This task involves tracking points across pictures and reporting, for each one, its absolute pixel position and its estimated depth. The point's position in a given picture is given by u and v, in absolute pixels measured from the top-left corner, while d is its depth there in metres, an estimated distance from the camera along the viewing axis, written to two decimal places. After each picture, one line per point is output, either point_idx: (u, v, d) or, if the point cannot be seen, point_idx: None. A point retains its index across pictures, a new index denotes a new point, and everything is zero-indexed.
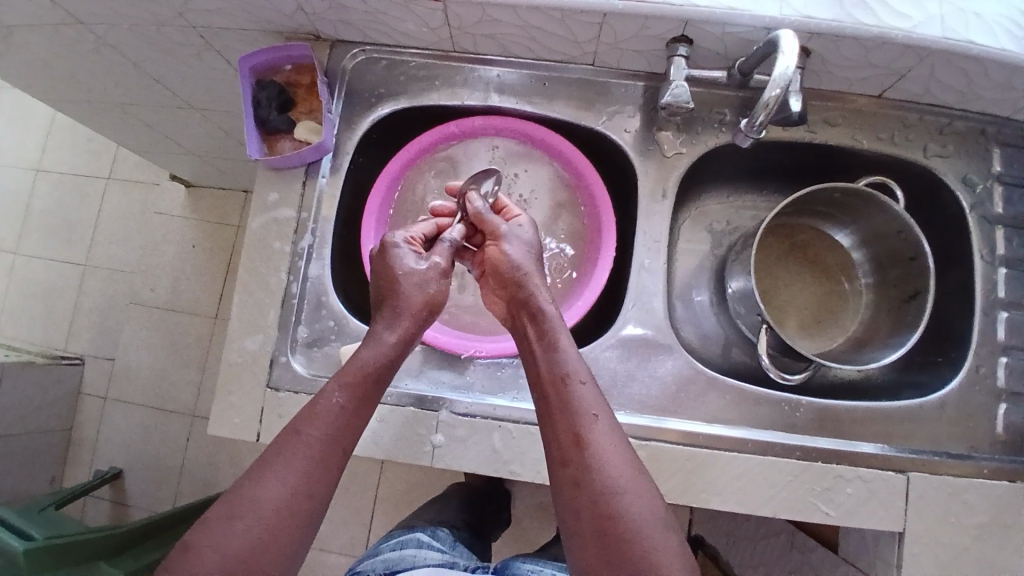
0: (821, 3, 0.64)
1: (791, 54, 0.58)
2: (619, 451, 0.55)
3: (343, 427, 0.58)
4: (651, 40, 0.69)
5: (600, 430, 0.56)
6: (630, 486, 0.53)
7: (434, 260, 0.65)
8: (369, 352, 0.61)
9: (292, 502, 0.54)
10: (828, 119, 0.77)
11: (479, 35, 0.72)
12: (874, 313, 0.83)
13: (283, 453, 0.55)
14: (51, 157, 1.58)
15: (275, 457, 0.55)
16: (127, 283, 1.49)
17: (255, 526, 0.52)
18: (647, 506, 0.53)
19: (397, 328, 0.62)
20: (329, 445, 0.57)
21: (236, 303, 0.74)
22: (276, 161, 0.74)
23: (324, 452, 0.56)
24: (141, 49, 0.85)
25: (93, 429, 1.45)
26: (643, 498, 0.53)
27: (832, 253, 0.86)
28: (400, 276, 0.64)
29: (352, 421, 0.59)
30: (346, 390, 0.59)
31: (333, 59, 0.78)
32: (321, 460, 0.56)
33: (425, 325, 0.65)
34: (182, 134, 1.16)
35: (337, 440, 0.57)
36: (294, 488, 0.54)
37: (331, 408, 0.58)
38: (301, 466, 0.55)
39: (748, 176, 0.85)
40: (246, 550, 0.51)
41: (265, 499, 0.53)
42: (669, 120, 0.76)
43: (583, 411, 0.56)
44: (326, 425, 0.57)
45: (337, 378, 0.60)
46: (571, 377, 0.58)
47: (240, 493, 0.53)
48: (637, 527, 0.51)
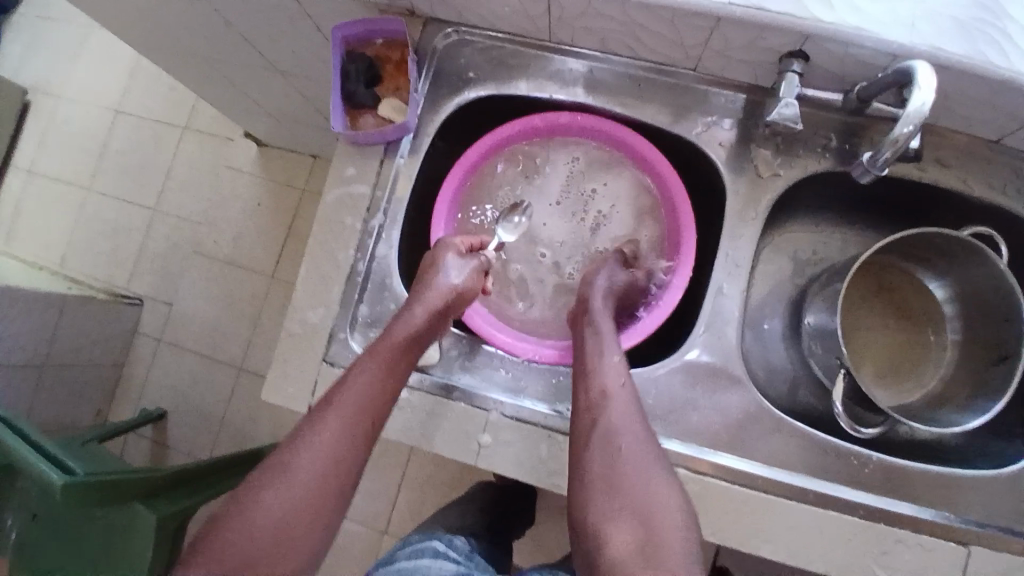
0: (951, 34, 0.59)
1: (930, 91, 0.53)
2: (628, 417, 0.59)
3: (374, 399, 0.59)
4: (763, 52, 0.64)
5: (620, 400, 0.60)
6: (636, 451, 0.57)
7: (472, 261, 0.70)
8: (398, 327, 0.63)
9: (326, 472, 0.55)
10: (942, 158, 0.71)
11: (580, 27, 0.69)
12: (956, 372, 0.76)
13: (316, 423, 0.57)
14: (134, 102, 1.63)
15: (309, 429, 0.57)
16: (191, 233, 1.53)
17: (286, 493, 0.54)
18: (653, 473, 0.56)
19: (425, 306, 0.65)
20: (359, 412, 0.58)
21: (302, 273, 0.73)
22: (357, 136, 0.73)
23: (354, 420, 0.58)
24: (238, 7, 0.85)
25: (144, 369, 1.50)
26: (648, 466, 0.56)
27: (921, 301, 0.81)
28: (437, 265, 0.68)
29: (384, 392, 0.60)
30: (376, 361, 0.61)
31: (426, 37, 0.76)
32: (353, 430, 0.57)
33: (450, 312, 0.67)
34: (261, 94, 1.17)
35: (366, 407, 0.59)
36: (327, 457, 0.55)
37: (361, 377, 0.60)
38: (334, 434, 0.56)
39: (842, 208, 0.80)
40: (280, 518, 0.53)
41: (301, 469, 0.54)
42: (768, 138, 0.71)
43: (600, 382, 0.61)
44: (356, 394, 0.59)
45: (369, 353, 0.62)
46: (604, 354, 0.63)
47: (278, 463, 0.55)
48: (638, 487, 0.55)
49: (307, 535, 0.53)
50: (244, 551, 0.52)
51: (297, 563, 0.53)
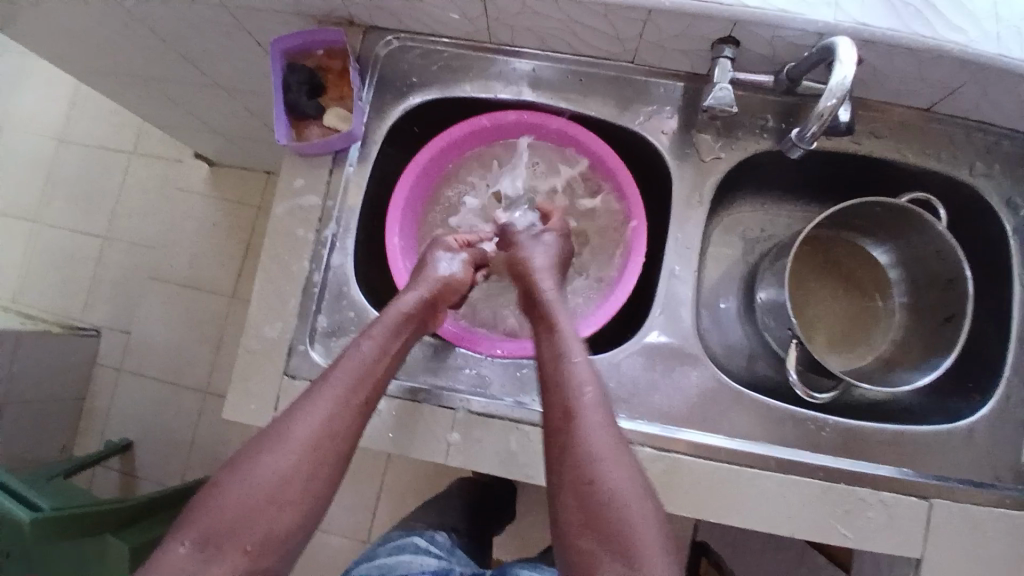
0: (877, 9, 0.62)
1: (849, 64, 0.55)
2: (605, 426, 0.56)
3: (365, 375, 0.60)
4: (695, 40, 0.66)
5: (590, 401, 0.57)
6: (612, 464, 0.54)
7: (461, 254, 0.72)
8: (388, 310, 0.64)
9: (319, 442, 0.55)
10: (874, 131, 0.74)
11: (517, 26, 0.70)
12: (907, 334, 0.80)
13: (311, 396, 0.57)
14: (76, 128, 1.58)
15: (303, 400, 0.57)
16: (145, 257, 1.50)
17: (281, 457, 0.54)
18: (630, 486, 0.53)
19: (418, 291, 0.67)
20: (353, 387, 0.59)
21: (257, 288, 0.73)
22: (303, 147, 0.72)
23: (348, 393, 0.58)
24: (173, 24, 0.84)
25: (106, 400, 1.46)
26: (623, 479, 0.54)
27: (868, 269, 0.84)
28: (429, 260, 0.72)
29: (377, 369, 0.61)
30: (371, 340, 0.62)
31: (366, 45, 0.76)
32: (345, 405, 0.57)
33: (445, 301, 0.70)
34: (206, 111, 1.15)
35: (360, 381, 0.59)
36: (320, 428, 0.56)
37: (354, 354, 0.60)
38: (328, 405, 0.57)
39: (785, 186, 0.83)
40: (272, 483, 0.53)
41: (294, 437, 0.55)
42: (707, 124, 0.73)
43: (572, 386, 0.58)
44: (349, 371, 0.59)
45: (364, 334, 0.62)
46: (564, 351, 0.61)
47: (272, 432, 0.56)
48: (616, 500, 0.52)
49: (298, 503, 0.54)
50: (238, 509, 0.52)
51: (288, 527, 0.53)
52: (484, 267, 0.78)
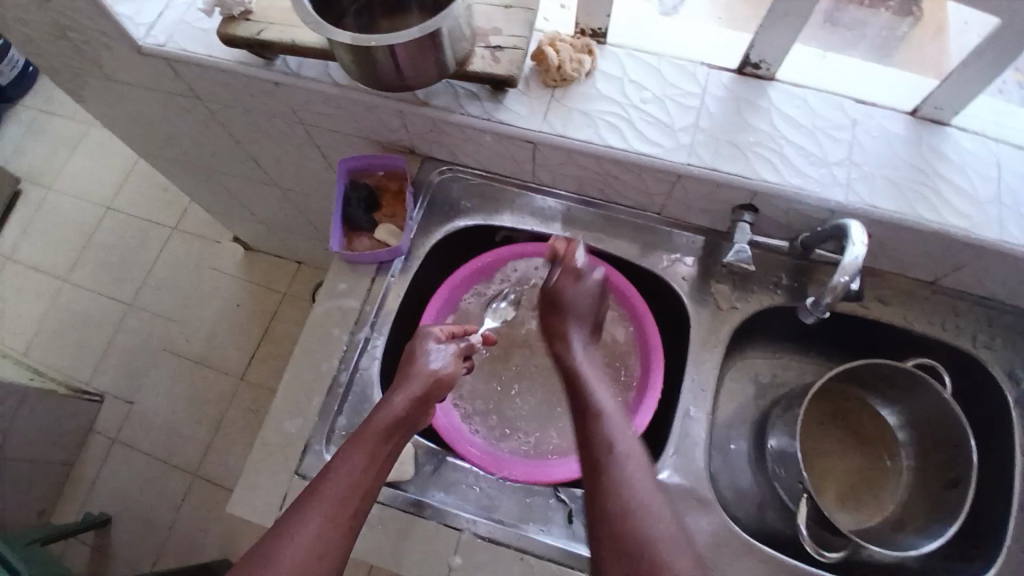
0: (886, 194, 0.70)
1: (862, 244, 0.62)
2: (641, 470, 0.60)
3: (358, 481, 0.60)
4: (718, 203, 0.74)
5: (626, 460, 0.60)
6: (649, 504, 0.57)
7: (449, 347, 0.71)
8: (379, 413, 0.64)
9: (308, 561, 0.54)
10: (879, 297, 0.80)
11: (560, 173, 0.79)
12: (913, 497, 0.80)
13: (297, 513, 0.57)
14: (127, 201, 1.69)
15: (291, 519, 0.56)
16: (166, 328, 1.53)
17: None
18: (666, 529, 0.56)
19: (404, 390, 0.66)
20: (342, 501, 0.58)
21: (286, 383, 0.76)
22: (353, 256, 0.79)
23: (338, 508, 0.57)
24: (250, 132, 0.94)
25: (94, 468, 1.43)
26: (659, 523, 0.57)
27: (876, 426, 0.85)
28: (416, 354, 0.70)
29: (365, 479, 0.60)
30: (360, 452, 0.61)
31: (422, 172, 0.85)
32: (335, 519, 0.57)
33: (432, 400, 0.68)
34: (258, 204, 1.25)
35: (351, 493, 0.59)
36: (310, 543, 0.55)
37: (342, 464, 0.60)
38: (318, 521, 0.56)
39: (795, 338, 0.87)
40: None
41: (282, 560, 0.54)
42: (725, 275, 0.79)
43: (610, 438, 0.62)
44: (340, 484, 0.59)
45: (349, 444, 0.62)
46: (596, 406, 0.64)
47: (262, 556, 0.54)
48: (651, 541, 0.55)
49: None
50: None
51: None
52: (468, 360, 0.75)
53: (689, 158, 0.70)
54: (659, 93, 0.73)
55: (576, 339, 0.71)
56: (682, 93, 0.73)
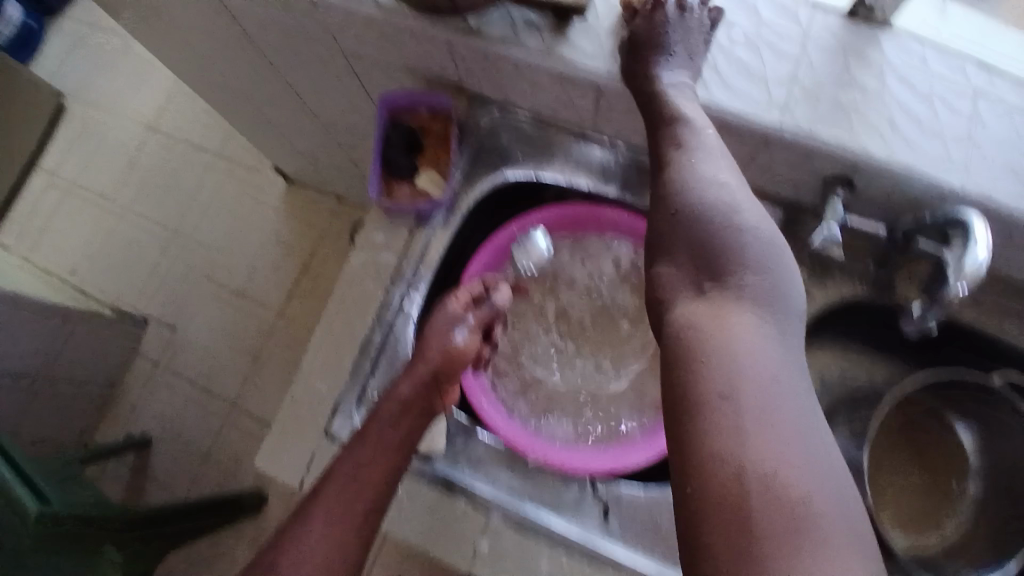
0: (1019, 177, 0.58)
1: (985, 248, 0.50)
2: (752, 232, 0.46)
3: (365, 480, 0.58)
4: (810, 173, 0.64)
5: (739, 244, 0.45)
6: (773, 340, 0.42)
7: (469, 317, 0.66)
8: (384, 401, 0.62)
9: (321, 563, 0.56)
10: (982, 296, 0.69)
11: (625, 125, 0.70)
12: (985, 527, 0.71)
13: (310, 512, 0.57)
14: (173, 125, 1.65)
15: (303, 520, 0.57)
16: (207, 258, 1.53)
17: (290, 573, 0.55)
18: (804, 416, 0.40)
19: (411, 372, 0.63)
20: (348, 494, 0.57)
21: (316, 336, 0.71)
22: (391, 206, 0.72)
23: (344, 505, 0.57)
24: (291, 58, 0.87)
25: (138, 389, 1.47)
26: (796, 406, 0.40)
27: (946, 445, 0.76)
28: (429, 327, 0.65)
29: (372, 475, 0.58)
30: (362, 442, 0.59)
31: (470, 114, 0.76)
32: (344, 518, 0.57)
33: (446, 377, 0.64)
34: (299, 136, 1.19)
35: (354, 487, 0.58)
36: (320, 546, 0.56)
37: (350, 460, 0.58)
38: (328, 524, 0.57)
39: (878, 335, 0.76)
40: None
41: (296, 560, 0.55)
42: (801, 256, 0.70)
43: (712, 198, 0.47)
44: (344, 478, 0.58)
45: (358, 437, 0.60)
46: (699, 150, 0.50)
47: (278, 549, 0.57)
48: (765, 376, 0.40)
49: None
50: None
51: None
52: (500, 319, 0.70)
53: (782, 117, 0.60)
54: (751, 36, 0.62)
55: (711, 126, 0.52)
56: (781, 38, 0.62)
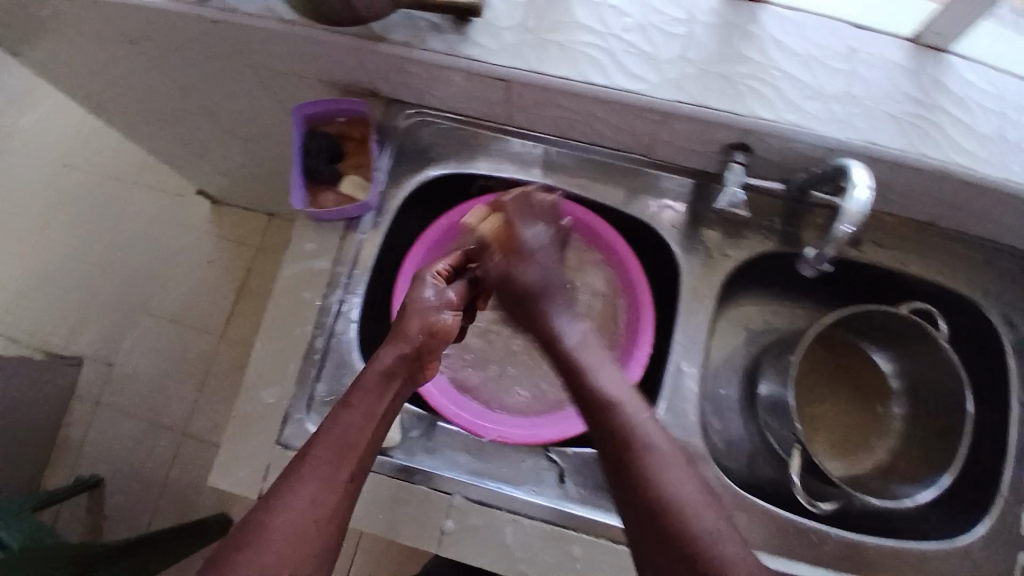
0: (887, 130, 0.64)
1: (867, 189, 0.56)
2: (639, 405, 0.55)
3: (353, 445, 0.56)
4: (709, 143, 0.69)
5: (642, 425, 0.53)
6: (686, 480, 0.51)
7: (450, 294, 0.67)
8: (367, 369, 0.60)
9: (306, 527, 0.51)
10: (876, 240, 0.76)
11: (537, 115, 0.73)
12: (907, 442, 0.78)
13: (291, 477, 0.53)
14: (85, 156, 1.58)
15: (283, 484, 0.53)
16: (139, 288, 1.47)
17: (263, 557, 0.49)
18: (728, 544, 0.49)
19: (394, 344, 0.62)
20: (337, 461, 0.55)
21: (258, 350, 0.72)
22: (318, 213, 0.73)
23: (332, 470, 0.54)
24: (201, 78, 0.85)
25: (82, 430, 1.40)
26: (719, 535, 0.49)
27: (868, 372, 0.82)
28: (410, 304, 0.66)
29: (360, 438, 0.56)
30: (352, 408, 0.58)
31: (387, 116, 0.78)
32: (331, 482, 0.53)
33: (429, 349, 0.64)
34: (219, 155, 1.16)
35: (346, 452, 0.55)
36: (304, 512, 0.51)
37: (337, 425, 0.56)
38: (312, 488, 0.52)
39: (788, 284, 0.83)
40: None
41: (275, 531, 0.50)
42: (715, 220, 0.75)
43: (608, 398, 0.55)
44: (333, 442, 0.55)
45: (342, 404, 0.58)
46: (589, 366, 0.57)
47: (253, 527, 0.50)
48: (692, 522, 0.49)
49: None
50: None
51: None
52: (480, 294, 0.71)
53: (677, 94, 0.64)
54: (642, 21, 0.66)
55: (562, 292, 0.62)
56: (668, 21, 0.66)
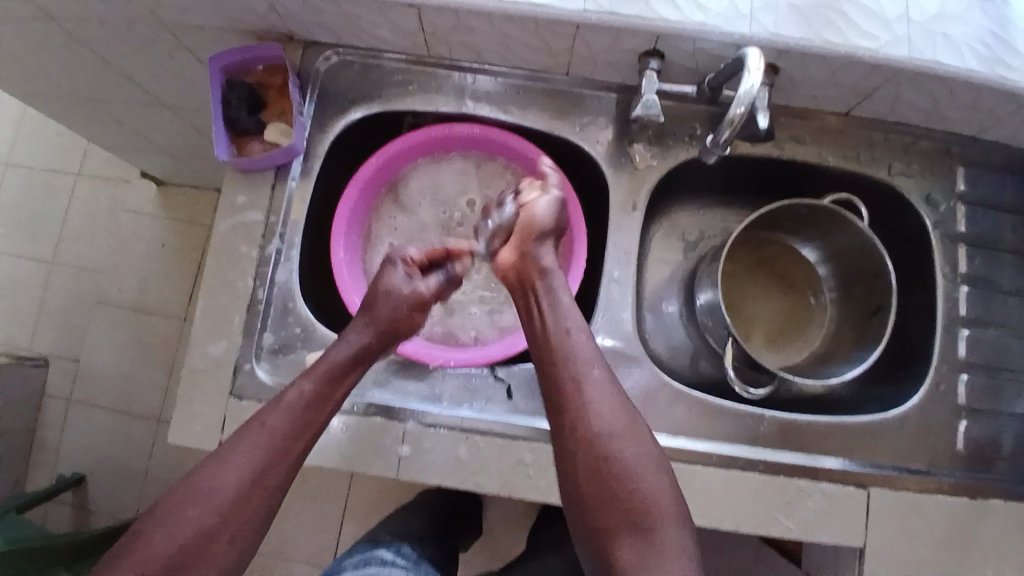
0: (792, 21, 0.65)
1: (758, 72, 0.60)
2: (597, 370, 0.60)
3: (304, 420, 0.60)
4: (624, 53, 0.70)
5: (596, 380, 0.59)
6: (624, 428, 0.57)
7: (415, 287, 0.69)
8: (335, 348, 0.64)
9: (249, 486, 0.56)
10: (796, 136, 0.78)
11: (454, 42, 0.73)
12: (839, 329, 0.84)
13: (242, 442, 0.57)
14: (19, 148, 1.49)
15: (234, 446, 0.57)
16: (94, 280, 1.42)
17: (207, 509, 0.54)
18: (655, 477, 0.56)
19: (364, 334, 0.66)
20: (289, 434, 0.59)
21: (200, 307, 0.72)
22: (245, 163, 0.73)
23: (284, 442, 0.58)
24: (113, 43, 0.81)
25: (56, 430, 1.37)
26: (650, 472, 0.56)
27: (801, 269, 0.87)
28: (381, 290, 0.68)
29: (315, 414, 0.61)
30: (310, 386, 0.61)
31: (306, 60, 0.77)
32: (280, 450, 0.58)
33: (390, 343, 0.68)
34: (152, 130, 1.10)
35: (297, 429, 0.60)
36: (250, 477, 0.56)
37: (293, 396, 0.60)
38: (259, 454, 0.57)
39: (718, 190, 0.87)
40: (190, 538, 0.53)
41: (220, 487, 0.55)
42: (640, 133, 0.77)
43: (572, 354, 0.60)
44: (286, 417, 0.59)
45: (304, 374, 0.62)
46: (568, 327, 0.62)
47: (200, 476, 0.56)
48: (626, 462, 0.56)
49: (216, 557, 0.54)
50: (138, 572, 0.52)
51: (228, 565, 0.55)
52: (448, 286, 0.73)
53: (585, 4, 0.64)
54: None
55: (545, 250, 0.68)
56: None
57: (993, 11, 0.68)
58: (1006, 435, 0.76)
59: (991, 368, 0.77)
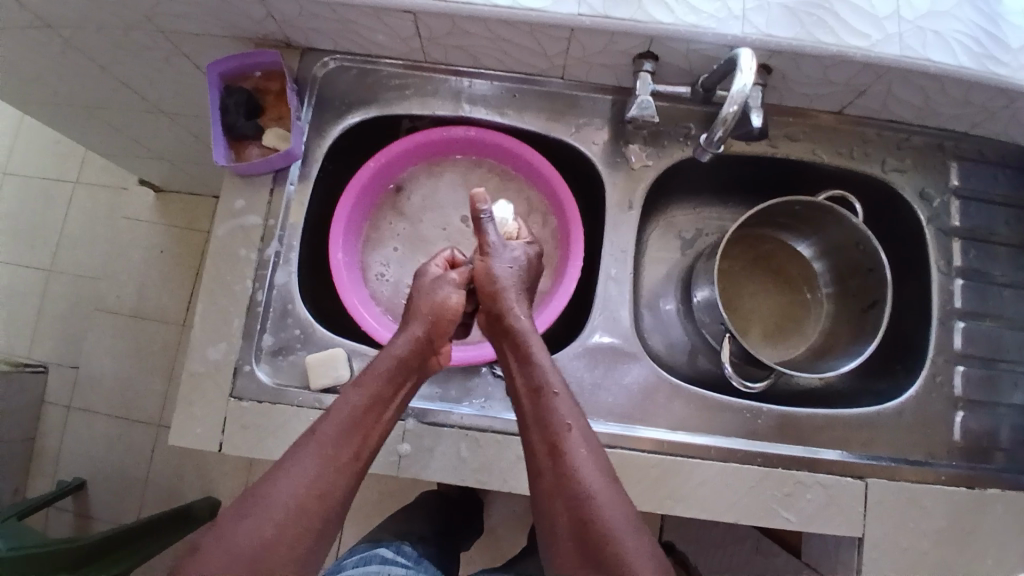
0: (783, 21, 0.66)
1: (750, 72, 0.61)
2: (581, 433, 0.57)
3: (354, 427, 0.58)
4: (618, 55, 0.71)
5: (576, 443, 0.56)
6: (606, 498, 0.54)
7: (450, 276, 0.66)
8: (382, 353, 0.62)
9: (307, 503, 0.53)
10: (789, 134, 0.79)
11: (450, 46, 0.73)
12: (834, 324, 0.85)
13: (298, 453, 0.55)
14: (16, 156, 1.49)
15: (290, 458, 0.55)
16: (92, 287, 1.42)
17: (269, 523, 0.52)
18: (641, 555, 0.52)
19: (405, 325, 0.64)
20: (341, 443, 0.56)
21: (201, 310, 0.73)
22: (242, 168, 0.73)
23: (338, 452, 0.56)
24: (110, 51, 0.82)
25: (57, 437, 1.37)
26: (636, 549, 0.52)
27: (795, 263, 0.88)
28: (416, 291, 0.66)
29: (368, 426, 0.59)
30: (362, 395, 0.59)
31: (303, 66, 0.78)
32: (335, 461, 0.56)
33: (444, 330, 0.64)
34: (151, 137, 1.10)
35: (349, 438, 0.57)
36: (311, 489, 0.54)
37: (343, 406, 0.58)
38: (316, 466, 0.55)
39: (713, 188, 0.88)
40: (257, 552, 0.51)
41: (280, 501, 0.53)
42: (635, 133, 0.78)
43: (553, 420, 0.57)
44: (338, 426, 0.57)
45: (354, 384, 0.60)
46: (546, 388, 0.59)
47: (258, 491, 0.54)
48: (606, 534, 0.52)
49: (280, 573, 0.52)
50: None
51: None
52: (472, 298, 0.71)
53: (579, 7, 0.65)
54: None
55: (518, 305, 0.64)
56: None
57: (982, 7, 0.69)
58: (1001, 426, 0.77)
59: (985, 361, 0.77)
